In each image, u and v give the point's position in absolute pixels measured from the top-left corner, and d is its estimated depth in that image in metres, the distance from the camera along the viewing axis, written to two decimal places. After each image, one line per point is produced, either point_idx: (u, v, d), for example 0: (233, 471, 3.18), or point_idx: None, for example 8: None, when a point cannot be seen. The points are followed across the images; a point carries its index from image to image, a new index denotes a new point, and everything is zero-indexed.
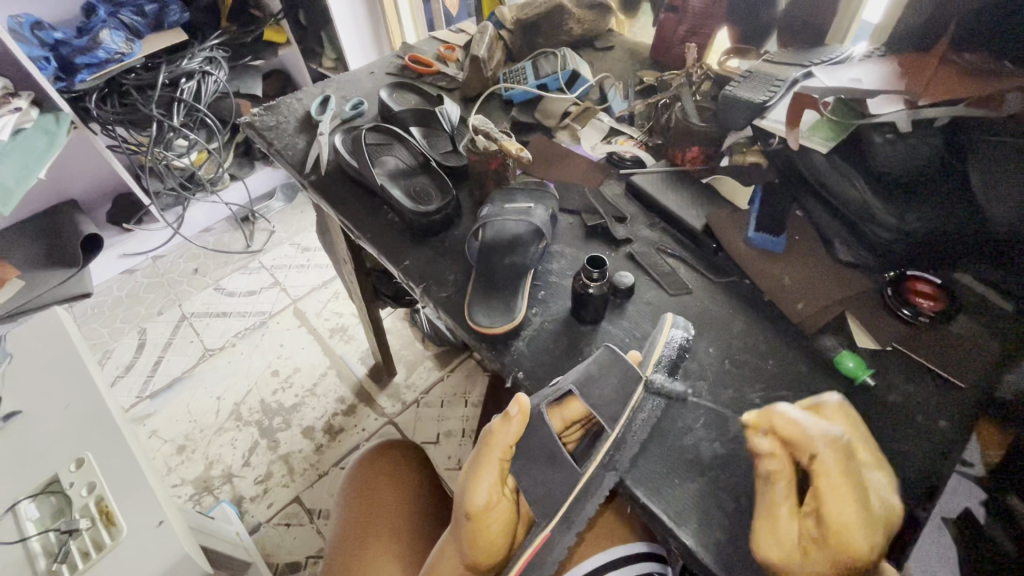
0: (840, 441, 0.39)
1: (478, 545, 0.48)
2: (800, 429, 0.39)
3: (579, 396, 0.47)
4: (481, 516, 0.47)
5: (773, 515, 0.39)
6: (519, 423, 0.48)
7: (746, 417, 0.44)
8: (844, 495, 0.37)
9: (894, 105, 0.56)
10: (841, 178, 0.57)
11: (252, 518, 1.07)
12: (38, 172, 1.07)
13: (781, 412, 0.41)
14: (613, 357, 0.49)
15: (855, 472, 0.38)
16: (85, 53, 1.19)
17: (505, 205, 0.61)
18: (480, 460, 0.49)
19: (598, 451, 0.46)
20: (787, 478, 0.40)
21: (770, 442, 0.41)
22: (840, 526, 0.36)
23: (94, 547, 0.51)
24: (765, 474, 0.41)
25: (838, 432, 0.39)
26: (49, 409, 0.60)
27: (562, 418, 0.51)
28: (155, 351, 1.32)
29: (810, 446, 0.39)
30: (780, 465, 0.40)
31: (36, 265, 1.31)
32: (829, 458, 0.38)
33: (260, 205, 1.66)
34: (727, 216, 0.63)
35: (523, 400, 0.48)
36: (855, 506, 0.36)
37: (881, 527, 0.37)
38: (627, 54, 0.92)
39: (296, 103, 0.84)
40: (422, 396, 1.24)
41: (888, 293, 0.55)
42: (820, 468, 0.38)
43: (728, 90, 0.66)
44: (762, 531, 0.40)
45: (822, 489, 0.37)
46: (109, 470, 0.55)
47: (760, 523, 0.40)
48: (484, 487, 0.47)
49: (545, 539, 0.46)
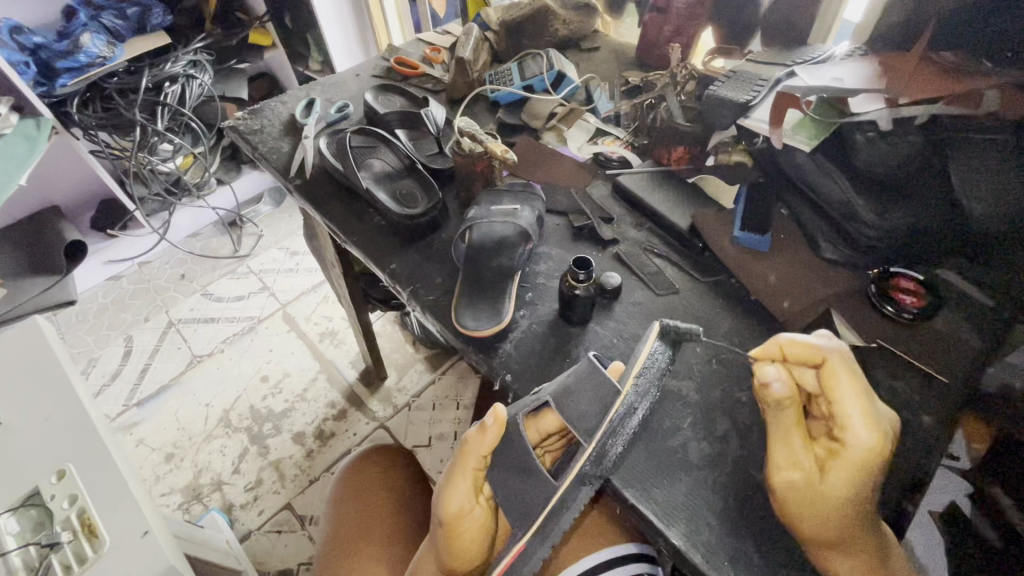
0: (845, 351, 0.42)
1: (454, 553, 0.47)
2: (806, 343, 0.42)
3: (556, 410, 0.47)
4: (455, 523, 0.47)
5: (787, 442, 0.41)
6: (494, 433, 0.48)
7: (753, 352, 0.45)
8: (852, 392, 0.40)
9: (875, 103, 0.57)
10: (825, 176, 0.58)
11: (242, 525, 1.06)
12: (19, 178, 1.05)
13: (781, 336, 0.43)
14: (591, 370, 0.48)
15: (862, 379, 0.41)
16: (65, 57, 1.17)
17: (491, 207, 0.61)
18: (455, 469, 0.48)
19: (574, 464, 0.45)
20: (795, 404, 0.42)
21: (777, 369, 0.42)
22: (847, 423, 0.39)
23: (76, 559, 0.50)
24: (776, 402, 0.42)
25: (843, 345, 0.42)
26: (27, 418, 0.58)
27: (537, 430, 0.51)
28: (142, 359, 1.30)
29: (819, 357, 0.42)
30: (789, 391, 0.41)
31: (19, 273, 1.29)
32: (838, 363, 0.41)
33: (247, 210, 1.64)
34: (712, 215, 0.63)
35: (499, 410, 0.48)
36: (860, 403, 0.40)
37: (888, 427, 0.40)
38: (612, 54, 0.92)
39: (280, 107, 0.83)
40: (413, 399, 1.24)
41: (872, 291, 0.55)
42: (830, 372, 0.41)
43: (710, 91, 0.66)
44: (778, 456, 0.41)
45: (832, 392, 0.41)
46: (91, 480, 0.54)
47: (774, 450, 0.42)
48: (458, 494, 0.47)
49: (519, 550, 0.45)
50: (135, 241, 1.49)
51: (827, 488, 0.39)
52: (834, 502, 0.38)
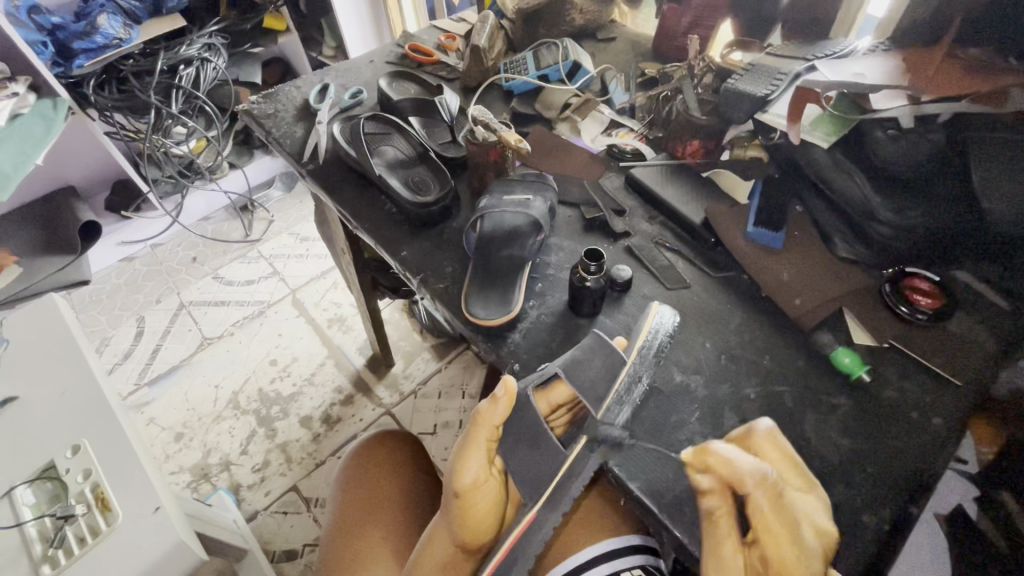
0: (771, 478, 0.40)
1: (468, 523, 0.49)
2: (735, 468, 0.40)
3: (565, 377, 0.48)
4: (469, 495, 0.48)
5: (720, 558, 0.39)
6: (505, 406, 0.48)
7: (684, 455, 0.43)
8: (778, 528, 0.39)
9: (897, 101, 0.55)
10: (844, 177, 0.56)
11: (250, 505, 1.08)
12: (35, 158, 1.06)
13: (712, 452, 0.41)
14: (598, 342, 0.49)
15: (789, 509, 0.39)
16: (83, 38, 1.18)
17: (504, 197, 0.60)
18: (467, 442, 0.49)
19: (583, 431, 0.47)
20: (726, 519, 0.40)
21: (710, 482, 0.41)
22: (782, 560, 0.38)
23: (90, 532, 0.51)
24: (708, 514, 0.41)
25: (771, 471, 0.40)
26: (44, 393, 0.60)
27: (547, 402, 0.50)
28: (153, 339, 1.32)
29: (744, 486, 0.40)
30: (721, 505, 0.40)
31: (35, 251, 1.31)
32: (762, 495, 0.39)
33: (259, 194, 1.65)
34: (726, 210, 0.62)
35: (509, 382, 0.48)
36: (790, 540, 0.38)
37: (817, 551, 0.39)
38: (629, 45, 0.91)
39: (294, 91, 0.83)
40: (420, 387, 1.25)
41: (887, 291, 0.54)
42: (755, 503, 0.39)
43: (730, 84, 0.65)
44: (711, 574, 0.39)
45: (760, 524, 0.39)
46: (105, 456, 0.55)
47: (705, 565, 0.40)
48: (471, 468, 0.48)
49: (531, 520, 0.46)
50: (149, 222, 1.50)
51: None
52: None
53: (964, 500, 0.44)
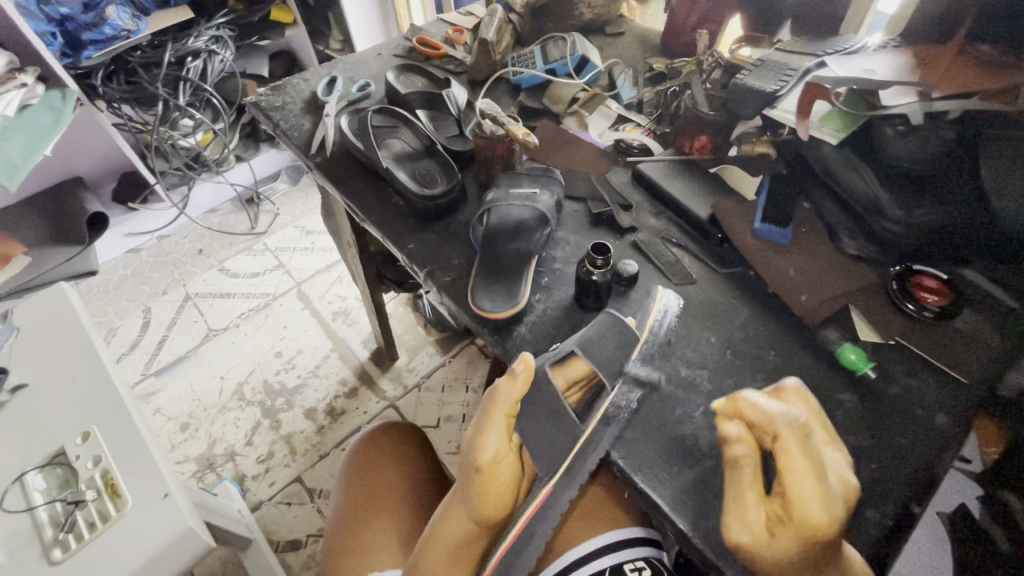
0: (800, 422, 0.41)
1: (488, 499, 0.48)
2: (763, 411, 0.42)
3: (584, 356, 0.49)
4: (490, 471, 0.48)
5: (740, 500, 0.41)
6: (524, 381, 0.49)
7: (716, 406, 0.46)
8: (802, 471, 0.39)
9: (907, 96, 0.54)
10: (850, 171, 0.57)
11: (254, 495, 1.09)
12: (45, 149, 1.09)
13: (743, 398, 0.43)
14: (612, 321, 0.51)
15: (816, 455, 0.40)
16: (91, 29, 1.18)
17: (510, 190, 0.61)
18: (486, 417, 0.49)
19: (599, 407, 0.49)
20: (752, 464, 0.41)
21: (739, 428, 0.43)
22: (798, 500, 0.38)
23: (99, 518, 0.52)
24: (733, 460, 0.42)
25: (799, 416, 0.41)
26: (55, 381, 0.60)
27: (565, 377, 0.51)
28: (160, 330, 1.33)
29: (771, 429, 0.41)
30: (747, 450, 0.42)
31: (43, 241, 1.32)
32: (790, 437, 0.40)
33: (265, 187, 1.65)
34: (733, 206, 0.62)
35: (528, 358, 0.48)
36: (813, 482, 0.38)
37: (839, 499, 0.39)
38: (638, 40, 0.91)
39: (302, 84, 0.83)
40: (423, 380, 1.25)
41: (894, 288, 0.54)
42: (783, 446, 0.40)
43: (738, 80, 0.65)
44: (731, 516, 0.40)
45: (784, 467, 0.39)
46: (114, 443, 0.56)
47: (728, 507, 0.41)
48: (492, 443, 0.48)
49: (550, 491, 0.48)
50: (156, 214, 1.51)
51: (774, 551, 0.38)
52: (780, 563, 0.38)
53: (968, 499, 0.46)
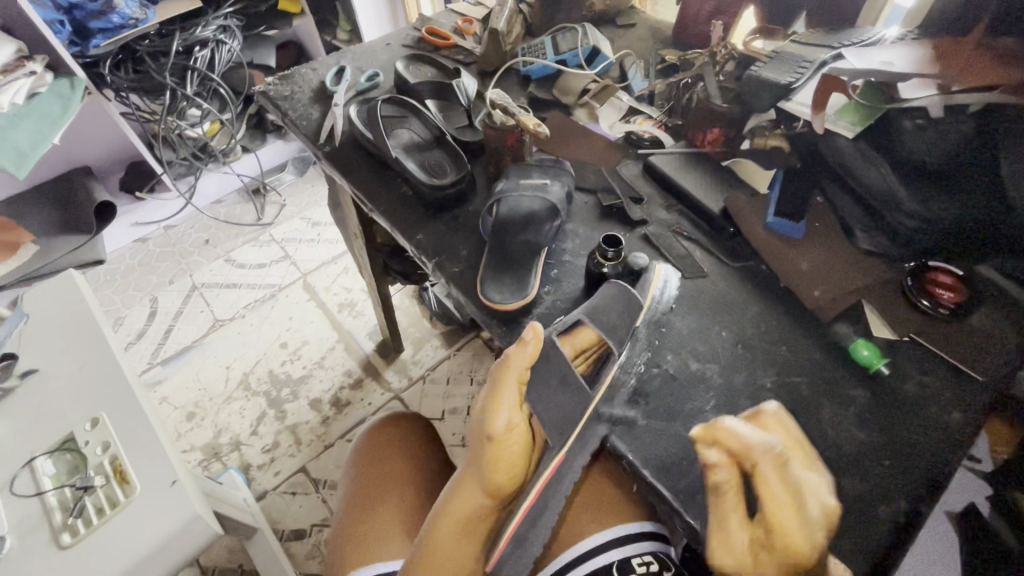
0: (778, 449, 0.40)
1: (499, 468, 0.48)
2: (743, 440, 0.41)
3: (589, 322, 0.50)
4: (501, 439, 0.47)
5: (722, 526, 0.39)
6: (533, 349, 0.48)
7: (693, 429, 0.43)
8: (780, 498, 0.39)
9: (926, 90, 0.54)
10: (868, 166, 0.56)
11: (259, 484, 1.10)
12: (53, 137, 1.08)
13: (723, 424, 0.42)
14: (619, 291, 0.52)
15: (794, 483, 0.40)
16: (99, 17, 1.18)
17: (521, 180, 0.60)
18: (497, 384, 0.49)
19: (606, 372, 0.50)
20: (734, 489, 0.40)
21: (719, 453, 0.41)
22: (782, 528, 0.38)
23: (108, 504, 0.52)
24: (715, 486, 0.40)
25: (777, 443, 0.41)
26: (64, 367, 0.61)
27: (573, 345, 0.51)
28: (166, 320, 1.33)
29: (751, 456, 0.40)
30: (729, 476, 0.40)
31: (52, 230, 1.34)
32: (768, 466, 0.40)
33: (271, 178, 1.65)
34: (745, 201, 0.62)
35: (537, 326, 0.49)
36: (791, 509, 0.38)
37: (818, 525, 0.39)
38: (649, 32, 0.89)
39: (310, 74, 0.83)
40: (428, 373, 1.25)
41: (909, 285, 0.53)
42: (762, 474, 0.39)
43: (752, 72, 0.64)
44: (714, 542, 0.39)
45: (765, 494, 0.39)
46: (122, 429, 0.56)
47: (709, 533, 0.40)
48: (504, 411, 0.48)
49: (561, 461, 0.47)
50: (163, 204, 1.51)
51: None
52: None
53: (978, 497, 0.46)
